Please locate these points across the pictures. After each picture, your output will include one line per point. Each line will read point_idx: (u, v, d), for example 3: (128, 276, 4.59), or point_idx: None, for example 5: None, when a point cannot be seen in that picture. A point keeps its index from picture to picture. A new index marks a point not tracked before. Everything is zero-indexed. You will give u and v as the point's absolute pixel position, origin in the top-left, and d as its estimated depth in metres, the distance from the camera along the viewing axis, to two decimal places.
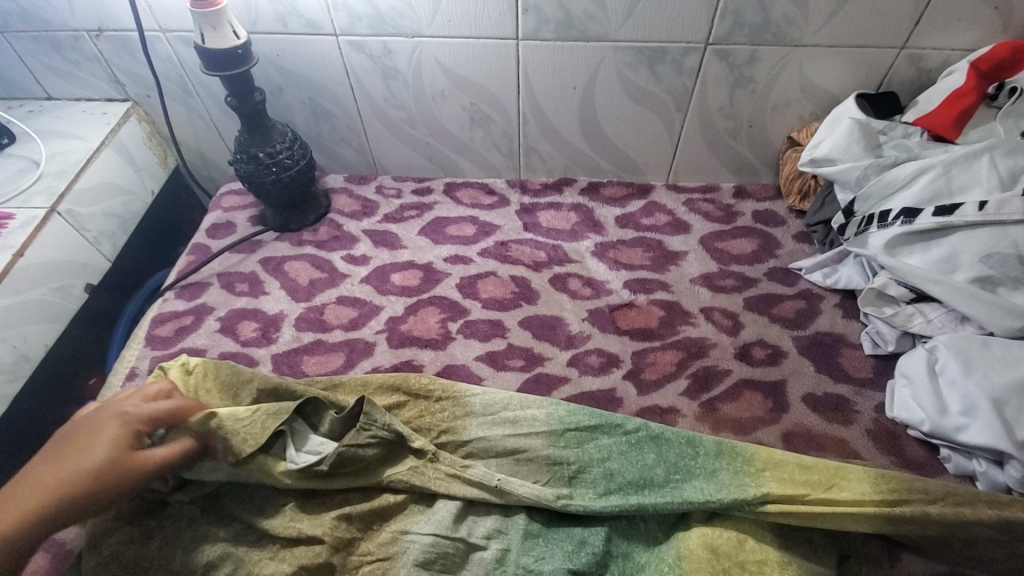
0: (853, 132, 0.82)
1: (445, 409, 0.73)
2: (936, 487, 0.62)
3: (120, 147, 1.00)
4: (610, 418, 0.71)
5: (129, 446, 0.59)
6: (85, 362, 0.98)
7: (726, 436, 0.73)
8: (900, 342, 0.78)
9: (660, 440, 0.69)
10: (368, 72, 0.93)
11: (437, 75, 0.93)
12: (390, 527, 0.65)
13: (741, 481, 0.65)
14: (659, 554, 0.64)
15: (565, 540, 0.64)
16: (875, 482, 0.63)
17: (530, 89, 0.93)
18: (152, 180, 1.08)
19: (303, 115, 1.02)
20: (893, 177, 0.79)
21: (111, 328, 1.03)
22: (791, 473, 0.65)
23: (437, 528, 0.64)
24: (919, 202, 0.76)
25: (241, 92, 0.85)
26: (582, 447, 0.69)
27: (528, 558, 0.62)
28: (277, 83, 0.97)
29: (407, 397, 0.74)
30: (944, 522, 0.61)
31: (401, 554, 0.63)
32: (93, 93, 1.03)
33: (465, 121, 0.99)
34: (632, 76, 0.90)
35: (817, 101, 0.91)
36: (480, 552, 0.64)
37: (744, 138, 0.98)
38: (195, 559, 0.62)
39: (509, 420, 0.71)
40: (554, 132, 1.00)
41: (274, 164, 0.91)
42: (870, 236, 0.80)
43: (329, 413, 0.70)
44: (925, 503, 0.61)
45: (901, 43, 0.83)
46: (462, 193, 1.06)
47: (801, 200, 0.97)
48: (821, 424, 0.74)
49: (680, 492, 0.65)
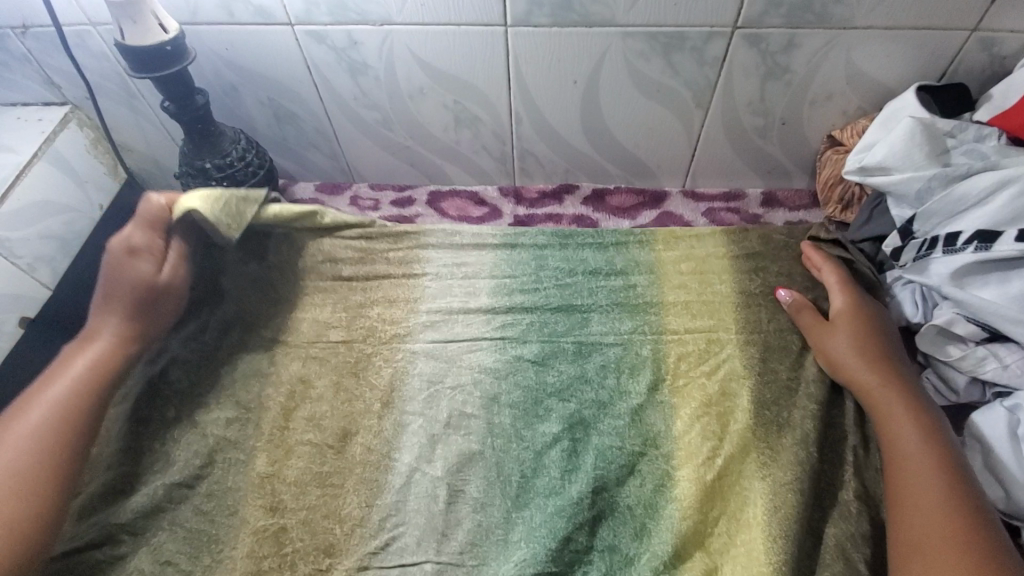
0: (914, 135, 0.67)
1: (275, 446, 0.67)
2: (696, 293, 0.77)
3: (57, 158, 0.87)
4: (523, 433, 0.67)
5: (137, 305, 0.70)
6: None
7: (758, 499, 0.61)
8: (967, 391, 0.65)
9: (543, 363, 0.72)
10: (331, 67, 0.80)
11: (412, 68, 0.79)
12: (480, 422, 0.68)
13: (625, 379, 0.71)
14: (645, 371, 0.71)
15: (617, 400, 0.69)
16: (743, 348, 0.72)
17: (522, 83, 0.79)
18: (99, 192, 0.95)
19: (263, 117, 0.89)
20: (964, 191, 0.64)
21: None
22: (683, 320, 0.75)
23: (497, 357, 0.73)
24: (998, 223, 0.62)
25: (180, 96, 0.72)
26: (514, 393, 0.70)
27: (598, 438, 0.66)
28: (230, 81, 0.84)
29: (224, 441, 0.68)
30: (662, 301, 0.77)
31: (447, 400, 0.70)
32: (29, 97, 0.90)
33: (449, 121, 0.86)
34: (645, 67, 0.76)
35: (865, 94, 0.76)
36: (545, 423, 0.68)
37: (775, 138, 0.83)
38: None
39: (238, 460, 0.66)
40: (552, 131, 0.86)
41: (224, 178, 0.79)
42: (931, 262, 0.66)
43: (129, 505, 0.63)
44: (662, 314, 0.76)
45: (972, 24, 0.68)
46: (447, 204, 0.94)
47: (843, 209, 0.82)
48: (876, 487, 0.61)
49: (543, 426, 0.67)
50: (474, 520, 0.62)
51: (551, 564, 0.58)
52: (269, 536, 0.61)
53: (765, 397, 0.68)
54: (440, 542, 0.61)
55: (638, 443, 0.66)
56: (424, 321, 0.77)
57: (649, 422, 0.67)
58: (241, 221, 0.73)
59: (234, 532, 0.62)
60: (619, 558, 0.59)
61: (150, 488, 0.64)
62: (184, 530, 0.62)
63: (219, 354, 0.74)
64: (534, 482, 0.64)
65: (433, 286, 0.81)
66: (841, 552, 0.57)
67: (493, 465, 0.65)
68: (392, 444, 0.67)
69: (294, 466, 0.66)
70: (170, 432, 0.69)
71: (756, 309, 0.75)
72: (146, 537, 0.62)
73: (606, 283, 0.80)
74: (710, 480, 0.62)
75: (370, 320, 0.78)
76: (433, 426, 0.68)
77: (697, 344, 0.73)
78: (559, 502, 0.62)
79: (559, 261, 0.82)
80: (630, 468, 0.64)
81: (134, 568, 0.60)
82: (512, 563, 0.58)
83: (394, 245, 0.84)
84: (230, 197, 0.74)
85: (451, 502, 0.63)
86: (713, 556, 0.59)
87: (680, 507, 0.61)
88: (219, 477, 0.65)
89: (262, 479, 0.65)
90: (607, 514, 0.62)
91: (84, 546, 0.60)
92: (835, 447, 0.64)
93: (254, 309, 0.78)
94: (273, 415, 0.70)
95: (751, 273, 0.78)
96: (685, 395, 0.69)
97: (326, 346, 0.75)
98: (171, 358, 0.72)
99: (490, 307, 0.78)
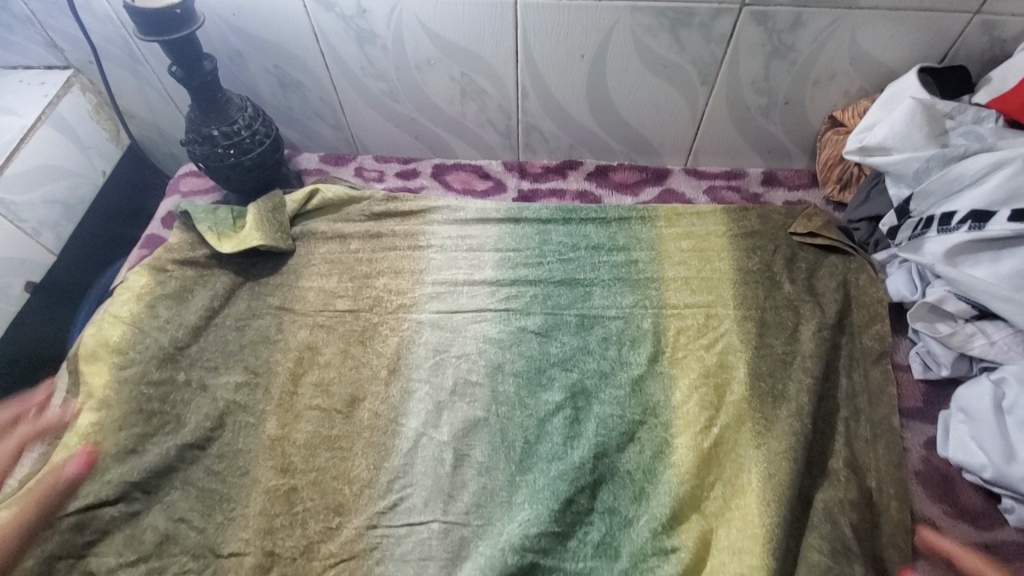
0: (916, 116, 0.69)
1: (285, 410, 0.69)
2: (698, 269, 0.79)
3: (60, 122, 0.86)
4: (526, 402, 0.69)
5: None
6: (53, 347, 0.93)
7: (752, 465, 0.63)
8: (956, 366, 0.67)
9: (546, 335, 0.74)
10: (339, 36, 0.80)
11: (420, 39, 0.79)
12: (485, 388, 0.70)
13: (625, 351, 0.73)
14: (646, 343, 0.73)
15: (618, 370, 0.71)
16: (741, 322, 0.74)
17: (530, 56, 0.79)
18: (102, 159, 0.95)
19: (268, 86, 0.89)
20: (961, 172, 0.66)
21: (76, 308, 0.95)
22: (684, 294, 0.77)
23: (501, 328, 0.75)
24: (992, 204, 0.63)
25: (187, 61, 0.72)
26: (518, 360, 0.72)
27: (599, 404, 0.68)
28: (236, 48, 0.83)
29: (234, 405, 0.69)
30: (663, 277, 0.79)
31: (453, 367, 0.72)
32: (30, 60, 0.89)
33: (455, 94, 0.86)
34: (652, 43, 0.76)
35: (867, 75, 0.77)
36: (548, 391, 0.70)
37: (778, 117, 0.84)
38: (217, 534, 0.61)
39: (247, 424, 0.68)
40: (557, 107, 0.86)
41: (231, 147, 0.79)
42: (926, 240, 0.69)
43: (137, 465, 0.64)
44: (664, 288, 0.78)
45: (975, 7, 0.69)
46: (452, 177, 0.94)
47: (841, 189, 0.84)
48: (868, 454, 0.64)
49: (546, 395, 0.69)
50: (480, 483, 0.64)
51: (553, 523, 0.60)
52: (280, 496, 0.63)
53: (761, 369, 0.70)
54: (446, 502, 0.63)
55: (637, 412, 0.68)
56: (430, 293, 0.78)
57: (649, 391, 0.69)
58: (283, 230, 0.81)
59: (242, 492, 0.64)
60: (619, 519, 0.61)
61: (160, 448, 0.66)
62: (194, 488, 0.64)
63: (227, 320, 0.76)
64: (538, 448, 0.66)
65: (438, 258, 0.82)
66: (829, 515, 0.59)
67: (498, 431, 0.67)
68: (398, 410, 0.69)
69: (302, 429, 0.68)
70: (181, 394, 0.70)
71: (754, 285, 0.77)
72: (160, 495, 0.64)
73: (607, 260, 0.81)
74: (706, 446, 0.65)
75: (376, 291, 0.79)
76: (439, 393, 0.70)
77: (697, 319, 0.75)
78: (564, 466, 0.64)
79: (562, 239, 0.83)
80: (630, 434, 0.66)
81: (149, 524, 0.62)
82: (516, 523, 0.60)
83: (403, 221, 0.85)
84: (262, 215, 0.81)
85: (457, 466, 0.65)
86: (709, 518, 0.61)
87: (678, 472, 0.63)
88: (229, 442, 0.67)
89: (271, 442, 0.67)
90: (608, 478, 0.64)
91: (100, 503, 0.62)
92: (826, 417, 0.67)
93: (264, 282, 0.80)
94: (281, 380, 0.71)
95: (751, 252, 0.80)
96: (684, 366, 0.71)
97: (333, 315, 0.77)
98: (180, 328, 0.74)
99: (495, 279, 0.79)
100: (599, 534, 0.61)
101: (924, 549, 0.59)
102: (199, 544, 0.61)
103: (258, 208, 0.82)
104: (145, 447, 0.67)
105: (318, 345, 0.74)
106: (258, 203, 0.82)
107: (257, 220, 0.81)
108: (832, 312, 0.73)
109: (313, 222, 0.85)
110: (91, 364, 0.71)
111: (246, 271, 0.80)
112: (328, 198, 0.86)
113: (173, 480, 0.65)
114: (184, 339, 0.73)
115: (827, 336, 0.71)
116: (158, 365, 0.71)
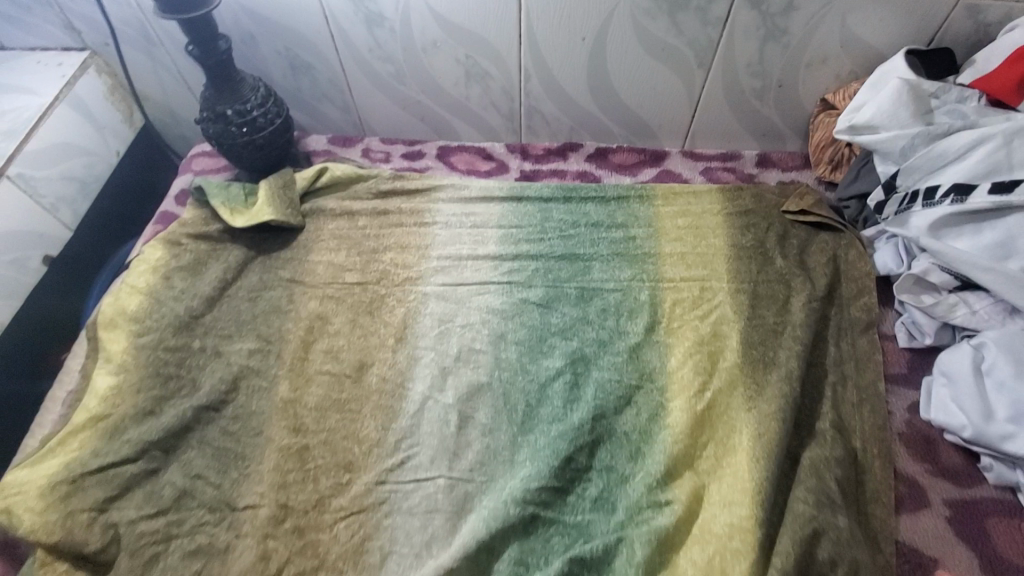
0: (902, 95, 0.72)
1: (296, 375, 0.72)
2: (694, 245, 0.82)
3: (77, 101, 0.89)
4: (529, 368, 0.72)
5: None
6: (68, 321, 0.96)
7: (743, 426, 0.66)
8: (939, 335, 0.70)
9: (547, 306, 0.77)
10: (349, 19, 0.82)
11: (427, 21, 0.82)
12: (489, 355, 0.73)
13: (623, 321, 0.76)
14: (643, 314, 0.76)
15: (616, 339, 0.74)
16: (735, 294, 0.77)
17: (533, 39, 0.82)
18: (116, 139, 0.98)
19: (279, 68, 0.91)
20: (944, 148, 0.69)
21: (89, 284, 0.98)
22: (680, 269, 0.80)
23: (504, 300, 0.78)
24: (974, 178, 0.67)
25: (203, 40, 0.75)
26: (520, 329, 0.75)
27: (597, 370, 0.71)
28: (248, 31, 0.86)
29: (248, 370, 0.72)
30: (660, 253, 0.82)
31: (458, 336, 0.75)
32: (48, 42, 0.92)
33: (460, 76, 0.89)
34: (651, 26, 0.79)
35: (857, 58, 0.80)
36: (549, 358, 0.73)
37: (772, 100, 0.87)
38: (231, 490, 0.64)
39: (261, 388, 0.71)
40: (558, 89, 0.89)
41: (244, 125, 0.82)
42: (912, 215, 0.72)
43: (155, 424, 0.67)
44: (660, 263, 0.81)
45: None
46: (456, 158, 0.97)
47: (832, 170, 0.88)
48: (854, 417, 0.67)
49: (547, 362, 0.72)
50: (484, 443, 0.67)
51: (554, 479, 0.63)
52: (293, 454, 0.66)
53: (753, 338, 0.73)
54: (452, 460, 0.65)
55: (634, 377, 0.71)
56: (435, 266, 0.81)
57: (646, 358, 0.72)
58: (294, 206, 0.84)
59: (256, 451, 0.67)
60: (616, 476, 0.64)
61: (177, 409, 0.69)
62: (209, 447, 0.67)
63: (240, 292, 0.79)
64: (539, 411, 0.69)
65: (443, 234, 0.85)
66: (815, 470, 0.62)
67: (501, 395, 0.70)
68: (405, 376, 0.72)
69: (314, 392, 0.71)
70: (196, 359, 0.73)
71: (748, 260, 0.80)
72: (177, 454, 0.67)
73: (605, 237, 0.84)
74: (700, 409, 0.68)
75: (383, 264, 0.82)
76: (444, 359, 0.73)
77: (693, 292, 0.78)
78: (564, 427, 0.67)
79: (563, 216, 0.86)
80: (627, 397, 0.69)
81: (166, 480, 0.64)
82: (518, 479, 0.63)
83: (408, 199, 0.88)
84: (274, 191, 0.84)
85: (462, 427, 0.68)
86: (702, 476, 0.64)
87: (672, 433, 0.66)
88: (244, 404, 0.70)
89: (284, 404, 0.70)
90: (605, 439, 0.67)
91: (120, 461, 0.64)
92: (815, 383, 0.70)
93: (275, 256, 0.83)
94: (292, 347, 0.74)
95: (746, 228, 0.83)
96: (680, 335, 0.74)
97: (342, 287, 0.80)
98: (195, 298, 0.77)
99: (499, 254, 0.82)
100: (596, 490, 0.64)
101: (907, 504, 0.61)
102: (214, 499, 0.64)
103: (269, 185, 0.85)
104: (162, 408, 0.69)
105: (328, 315, 0.77)
106: (270, 180, 0.85)
107: (269, 197, 0.84)
108: (822, 285, 0.76)
109: (322, 200, 0.88)
110: (110, 332, 0.74)
111: (257, 245, 0.83)
112: (337, 176, 0.89)
113: (189, 440, 0.67)
114: (198, 309, 0.76)
115: (817, 307, 0.74)
116: (174, 332, 0.74)
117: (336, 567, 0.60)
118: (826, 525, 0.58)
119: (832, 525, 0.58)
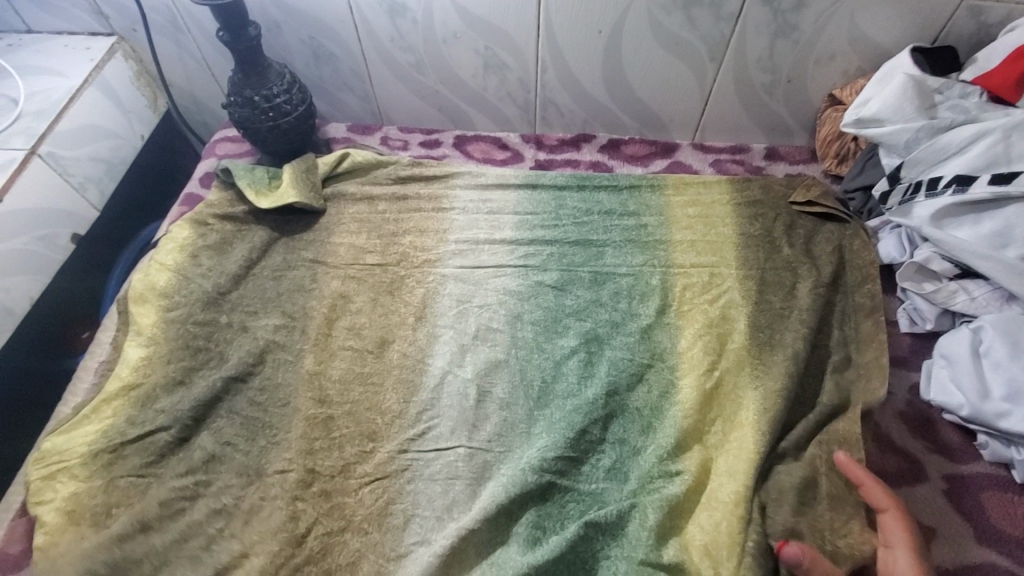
0: (907, 90, 0.74)
1: (320, 350, 0.74)
2: (704, 233, 0.85)
3: (105, 84, 0.92)
4: (544, 347, 0.75)
5: None
6: (92, 299, 0.99)
7: (751, 404, 0.69)
8: (939, 321, 0.73)
9: (561, 288, 0.80)
10: (373, 9, 0.85)
11: (449, 13, 0.84)
12: (505, 334, 0.76)
13: (635, 304, 0.79)
14: (654, 297, 0.79)
15: (628, 320, 0.77)
16: (743, 280, 0.80)
17: (551, 31, 0.85)
18: (141, 123, 1.00)
19: (302, 56, 0.94)
20: (947, 141, 0.72)
21: (113, 263, 1.01)
22: (689, 255, 0.83)
23: (520, 282, 0.81)
24: (975, 169, 0.69)
25: (234, 26, 0.77)
26: (536, 310, 0.78)
27: (610, 349, 0.74)
28: (274, 19, 0.89)
29: (274, 344, 0.75)
30: (670, 240, 0.85)
31: (475, 315, 0.77)
32: (77, 27, 0.95)
33: (478, 67, 0.92)
34: (665, 20, 0.82)
35: (864, 54, 0.83)
36: (564, 338, 0.76)
37: (780, 94, 0.90)
38: (259, 457, 0.67)
39: (287, 361, 0.74)
40: (574, 81, 0.92)
41: (271, 109, 0.85)
42: (915, 205, 0.75)
43: (186, 394, 0.70)
44: (671, 250, 0.84)
45: None
46: (472, 147, 0.99)
47: (838, 163, 0.90)
48: (857, 397, 0.70)
49: (561, 341, 0.75)
50: (501, 416, 0.69)
51: (568, 449, 0.66)
52: (319, 423, 0.69)
53: (760, 321, 0.76)
54: (471, 431, 0.68)
55: (646, 356, 0.74)
56: (453, 250, 0.84)
57: (657, 340, 0.75)
58: (317, 190, 0.87)
59: (283, 420, 0.69)
60: (627, 449, 0.67)
61: (206, 380, 0.71)
62: (237, 417, 0.70)
63: (265, 270, 0.82)
64: (554, 386, 0.72)
65: (461, 219, 0.87)
66: (818, 445, 0.65)
67: (518, 371, 0.73)
68: (426, 352, 0.75)
69: (337, 367, 0.73)
70: (224, 334, 0.76)
71: (756, 248, 0.83)
72: (206, 422, 0.69)
73: (618, 224, 0.87)
74: (709, 388, 0.70)
75: (403, 247, 0.84)
76: (463, 337, 0.76)
77: (703, 278, 0.81)
78: (578, 402, 0.70)
79: (577, 204, 0.89)
80: (638, 375, 0.72)
81: (197, 446, 0.67)
82: (535, 450, 0.66)
83: (427, 185, 0.91)
84: (298, 174, 0.87)
85: (480, 401, 0.70)
86: (710, 450, 0.67)
87: (682, 409, 0.69)
88: (270, 376, 0.72)
89: (309, 376, 0.72)
90: (618, 414, 0.70)
91: (156, 428, 0.67)
92: (820, 364, 0.73)
93: (298, 237, 0.85)
94: (316, 323, 0.77)
95: (754, 218, 0.86)
96: (690, 318, 0.77)
97: (364, 268, 0.82)
98: (222, 275, 0.80)
99: (515, 239, 0.85)
100: (609, 461, 0.67)
101: (905, 478, 0.64)
102: (243, 464, 0.66)
103: (293, 169, 0.88)
104: (192, 379, 0.72)
105: (350, 293, 0.80)
106: (294, 164, 0.88)
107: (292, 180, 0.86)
108: (827, 272, 0.79)
109: (343, 184, 0.90)
110: (140, 306, 0.76)
111: (281, 227, 0.86)
112: (358, 162, 0.91)
113: (217, 410, 0.70)
114: (225, 286, 0.79)
115: (822, 292, 0.77)
116: (203, 307, 0.77)
117: (361, 529, 0.63)
118: (826, 493, 0.61)
119: (831, 490, 0.61)
